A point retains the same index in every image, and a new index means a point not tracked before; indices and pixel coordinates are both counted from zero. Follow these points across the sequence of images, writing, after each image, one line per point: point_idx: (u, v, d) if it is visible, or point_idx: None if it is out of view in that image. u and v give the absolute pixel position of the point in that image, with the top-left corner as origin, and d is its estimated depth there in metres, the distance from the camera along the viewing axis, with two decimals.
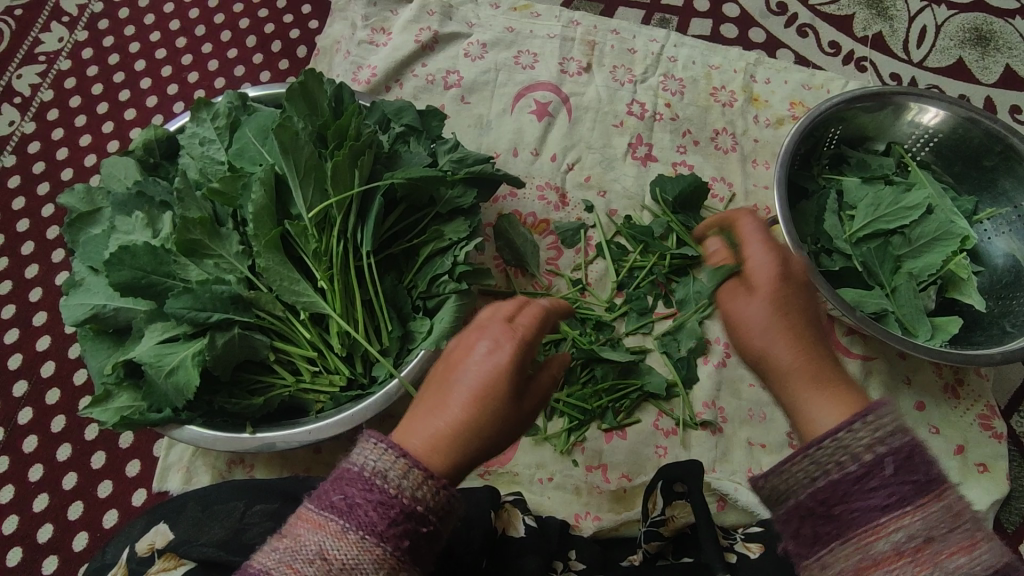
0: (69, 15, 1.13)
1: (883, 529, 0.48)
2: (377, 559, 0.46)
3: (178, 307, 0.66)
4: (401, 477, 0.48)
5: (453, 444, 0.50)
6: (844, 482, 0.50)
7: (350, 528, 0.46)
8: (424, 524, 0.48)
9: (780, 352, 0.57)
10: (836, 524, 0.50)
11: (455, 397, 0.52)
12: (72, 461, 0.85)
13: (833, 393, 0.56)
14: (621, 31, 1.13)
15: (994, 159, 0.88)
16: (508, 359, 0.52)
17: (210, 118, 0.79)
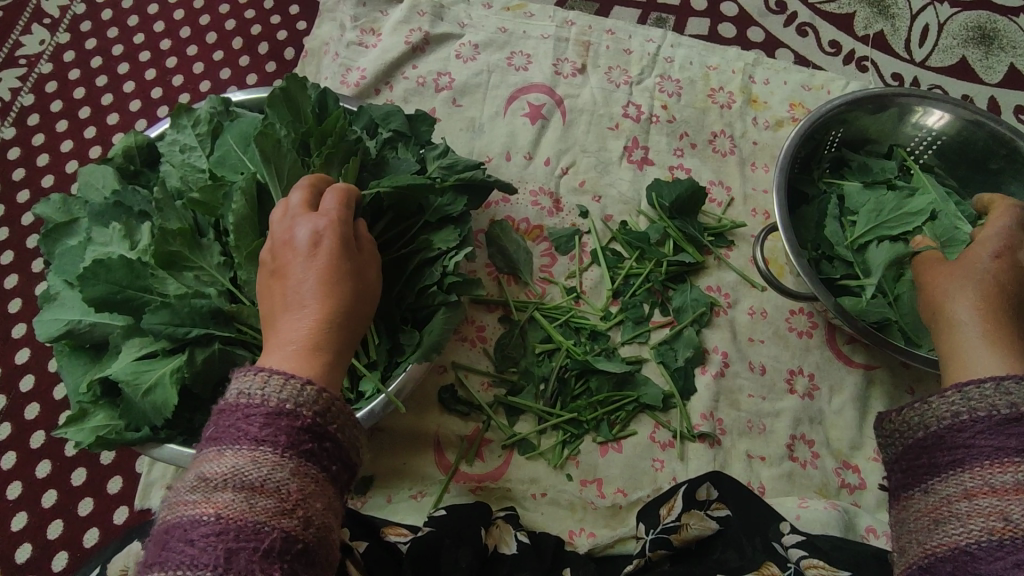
0: (50, 17, 1.11)
1: (1013, 465, 0.50)
2: (256, 460, 0.47)
3: (155, 323, 0.63)
4: (264, 387, 0.49)
5: (319, 334, 0.56)
6: (987, 419, 0.53)
7: (227, 446, 0.47)
8: (297, 418, 0.49)
9: (959, 313, 0.66)
10: (953, 455, 0.53)
11: (305, 293, 0.57)
12: (52, 478, 0.82)
13: (995, 344, 0.62)
14: (616, 31, 1.10)
15: (1000, 162, 0.85)
16: (326, 240, 0.58)
17: (190, 124, 0.76)
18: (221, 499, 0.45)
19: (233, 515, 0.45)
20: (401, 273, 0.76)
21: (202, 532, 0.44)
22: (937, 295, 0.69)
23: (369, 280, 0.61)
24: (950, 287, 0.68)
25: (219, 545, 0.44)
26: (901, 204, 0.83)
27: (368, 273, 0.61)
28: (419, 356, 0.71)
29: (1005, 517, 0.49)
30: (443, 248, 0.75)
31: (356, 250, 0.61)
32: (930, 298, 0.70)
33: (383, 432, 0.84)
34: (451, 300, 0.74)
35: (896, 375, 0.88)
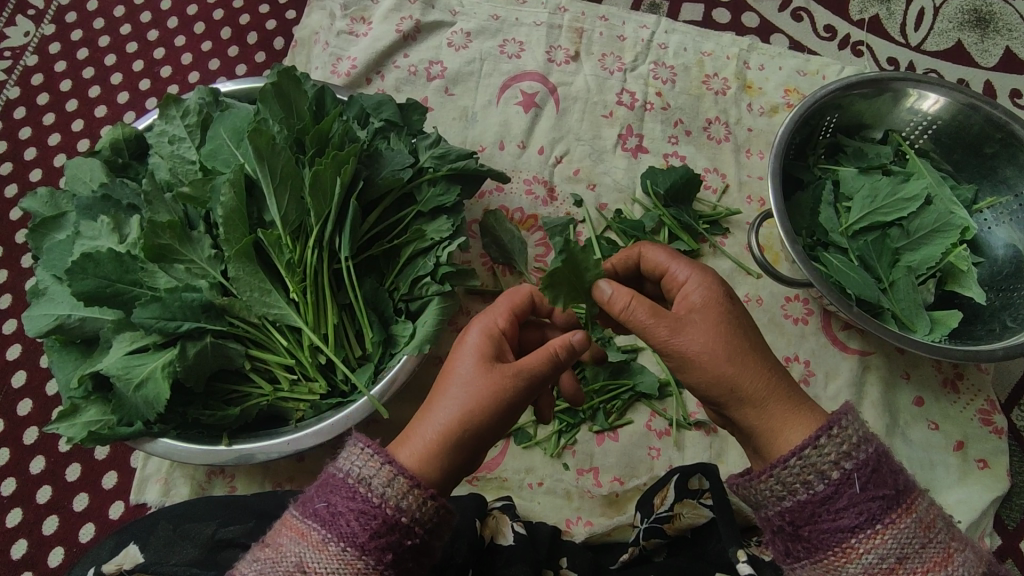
0: (35, 8, 1.09)
1: (855, 551, 0.50)
2: (357, 570, 0.49)
3: (145, 317, 0.63)
4: (385, 485, 0.51)
5: (447, 434, 0.54)
6: (812, 504, 0.52)
7: (332, 538, 0.50)
8: (408, 536, 0.50)
9: (743, 380, 0.57)
10: (807, 544, 0.53)
11: (448, 391, 0.56)
12: (46, 475, 0.82)
13: (782, 401, 0.57)
14: (609, 17, 1.09)
15: (995, 146, 0.85)
16: (482, 350, 0.57)
17: (179, 115, 0.75)
18: None
19: None
20: (397, 264, 0.76)
21: None
22: (701, 363, 0.57)
23: (524, 388, 0.56)
24: (709, 353, 0.56)
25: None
26: (896, 189, 0.83)
27: (523, 380, 0.56)
28: (412, 348, 0.71)
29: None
30: (435, 239, 0.75)
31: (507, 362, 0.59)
32: (697, 368, 0.57)
33: (378, 423, 0.83)
34: (445, 290, 0.74)
35: (891, 361, 0.88)
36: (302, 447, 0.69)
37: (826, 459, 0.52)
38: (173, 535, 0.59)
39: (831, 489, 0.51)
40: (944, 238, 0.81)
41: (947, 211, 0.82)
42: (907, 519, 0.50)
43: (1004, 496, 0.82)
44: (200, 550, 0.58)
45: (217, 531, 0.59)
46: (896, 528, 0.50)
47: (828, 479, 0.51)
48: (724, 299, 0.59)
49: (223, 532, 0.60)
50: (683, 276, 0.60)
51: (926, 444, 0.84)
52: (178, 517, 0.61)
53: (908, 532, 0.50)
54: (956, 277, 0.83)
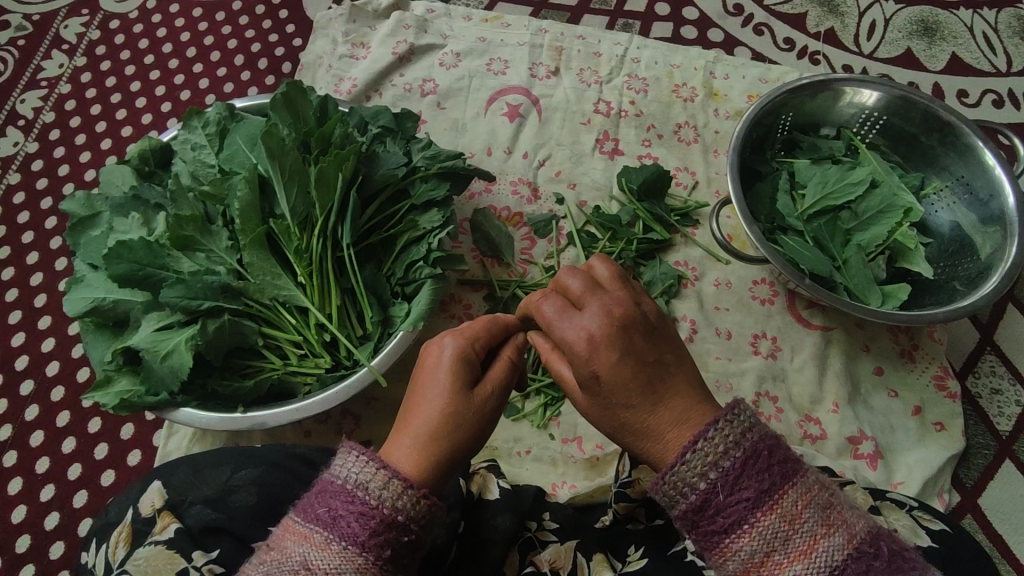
0: (68, 43, 1.21)
1: (729, 550, 0.51)
2: (359, 567, 0.50)
3: (172, 296, 0.71)
4: (382, 487, 0.52)
5: (429, 445, 0.57)
6: (691, 513, 0.52)
7: (335, 539, 0.50)
8: (404, 533, 0.52)
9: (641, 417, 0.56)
10: (698, 547, 0.53)
11: (426, 403, 0.59)
12: (77, 453, 0.90)
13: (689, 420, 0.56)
14: (586, 37, 1.20)
15: (934, 136, 0.94)
16: (454, 362, 0.60)
17: (201, 126, 0.86)
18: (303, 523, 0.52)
19: None
20: (393, 252, 0.85)
21: None
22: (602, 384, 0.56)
23: (495, 400, 0.61)
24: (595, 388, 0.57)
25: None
26: (844, 176, 0.91)
27: (492, 394, 0.61)
28: (407, 324, 0.79)
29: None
30: (427, 228, 0.84)
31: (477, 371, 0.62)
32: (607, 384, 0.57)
33: (377, 401, 0.89)
34: (436, 273, 0.82)
35: (852, 335, 0.95)
36: (312, 413, 0.76)
37: (692, 469, 0.51)
38: (193, 478, 0.65)
39: (701, 500, 0.51)
40: (890, 217, 0.90)
41: (890, 194, 0.90)
42: (769, 517, 0.50)
43: (960, 456, 0.89)
44: (214, 491, 0.64)
45: (231, 476, 0.65)
46: (761, 526, 0.50)
47: (698, 490, 0.51)
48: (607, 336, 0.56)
49: (236, 478, 0.65)
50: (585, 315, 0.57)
51: (888, 410, 0.91)
52: (196, 463, 0.66)
53: (772, 529, 0.49)
54: (906, 255, 0.91)
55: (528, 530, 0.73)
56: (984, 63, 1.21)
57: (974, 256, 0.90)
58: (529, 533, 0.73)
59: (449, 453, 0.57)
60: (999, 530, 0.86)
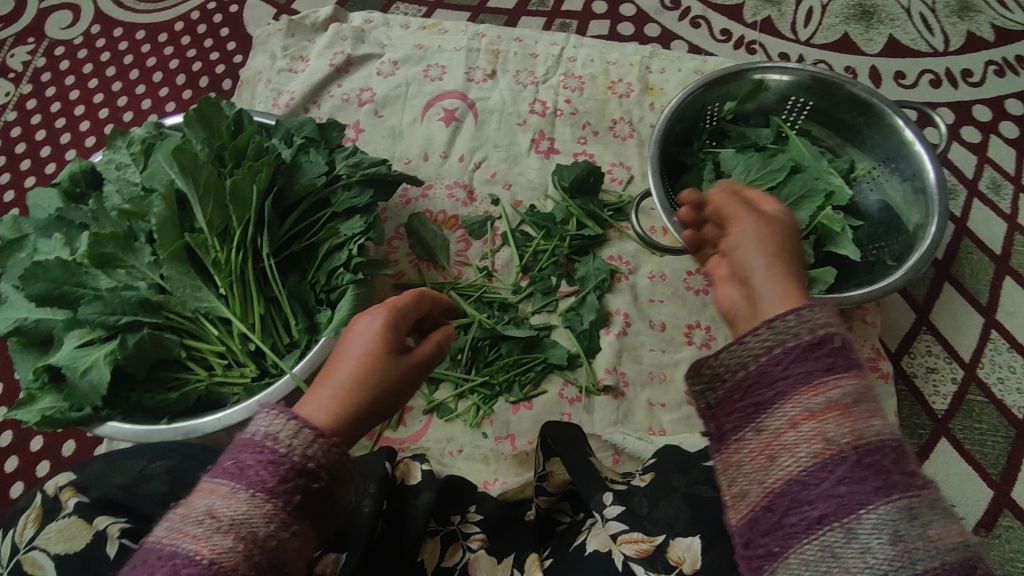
0: (15, 72, 1.23)
1: (824, 386, 0.46)
2: (267, 513, 0.47)
3: (89, 313, 0.73)
4: (292, 436, 0.49)
5: (342, 399, 0.55)
6: (764, 363, 0.48)
7: (243, 487, 0.47)
8: (315, 480, 0.49)
9: (773, 278, 0.56)
10: (753, 399, 0.48)
11: (345, 362, 0.57)
12: (19, 472, 0.91)
13: (790, 294, 0.55)
14: (523, 38, 1.21)
15: (861, 119, 0.95)
16: (381, 326, 0.59)
17: (125, 146, 0.87)
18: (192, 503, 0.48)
19: (226, 564, 0.45)
20: (317, 260, 0.86)
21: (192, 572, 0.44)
22: (744, 266, 0.58)
23: (416, 370, 0.59)
24: (762, 257, 0.58)
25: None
26: (767, 164, 0.92)
27: (415, 363, 0.59)
28: (328, 331, 0.80)
29: (822, 439, 0.44)
30: (349, 235, 0.85)
31: (404, 341, 0.61)
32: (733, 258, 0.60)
33: None
34: (357, 279, 0.83)
35: None
36: (232, 420, 0.76)
37: (807, 313, 0.49)
38: (106, 469, 0.65)
39: (817, 335, 0.47)
40: (810, 203, 0.91)
41: (811, 179, 0.91)
42: (863, 376, 0.47)
43: None
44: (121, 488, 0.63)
45: (144, 467, 0.66)
46: (834, 386, 0.46)
47: (784, 339, 0.48)
48: (778, 226, 0.61)
49: (149, 469, 0.66)
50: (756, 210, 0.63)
51: None
52: (111, 456, 0.67)
53: (845, 391, 0.46)
54: (833, 239, 0.91)
55: (451, 523, 0.72)
56: (921, 44, 1.21)
57: (902, 235, 0.90)
58: (451, 525, 0.72)
59: (367, 411, 0.55)
60: None
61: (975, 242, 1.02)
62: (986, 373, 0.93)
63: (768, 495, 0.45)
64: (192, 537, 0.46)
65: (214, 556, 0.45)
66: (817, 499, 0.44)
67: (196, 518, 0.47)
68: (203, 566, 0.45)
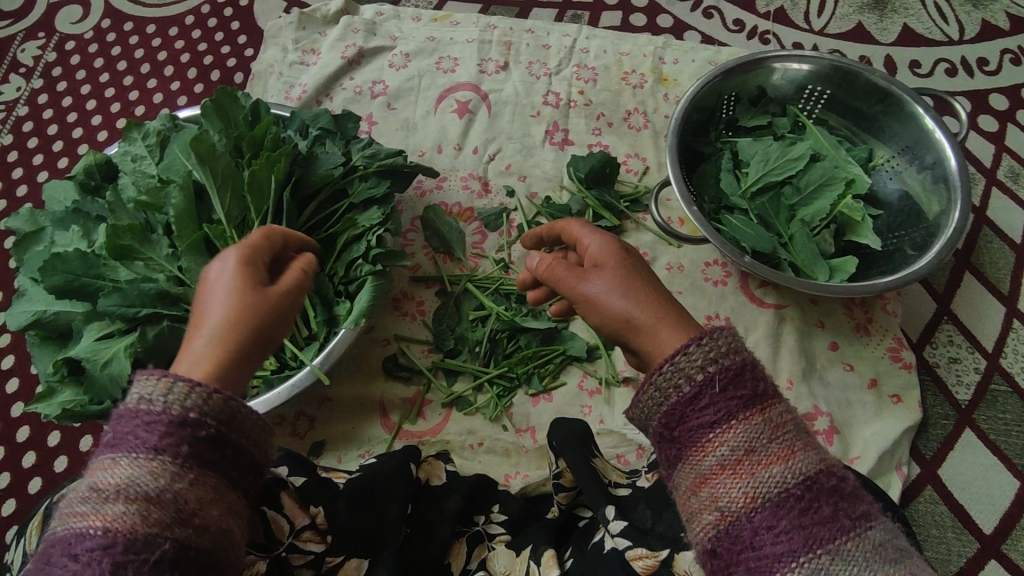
0: (25, 67, 1.23)
1: (712, 444, 0.51)
2: (153, 471, 0.47)
3: (110, 304, 0.73)
4: (165, 394, 0.49)
5: (217, 345, 0.54)
6: (681, 405, 0.52)
7: (123, 455, 0.47)
8: (200, 429, 0.48)
9: (639, 313, 0.58)
10: (678, 445, 0.52)
11: (206, 309, 0.56)
12: (36, 467, 0.91)
13: (675, 329, 0.57)
14: (535, 30, 1.21)
15: (879, 107, 0.94)
16: (234, 267, 0.58)
17: (141, 138, 0.87)
18: (109, 504, 0.45)
19: (121, 529, 0.44)
20: (335, 251, 0.85)
21: (87, 546, 0.44)
22: (605, 305, 0.60)
23: (287, 296, 0.59)
24: (612, 293, 0.60)
25: (106, 560, 0.44)
26: (787, 152, 0.91)
27: (284, 291, 0.59)
28: (348, 322, 0.79)
29: (718, 502, 0.50)
30: (367, 226, 0.84)
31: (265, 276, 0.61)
32: (595, 309, 0.60)
33: (331, 402, 0.91)
34: (376, 269, 0.82)
35: (805, 312, 0.95)
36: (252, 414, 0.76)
37: (690, 361, 0.52)
38: None
39: (695, 390, 0.52)
40: (832, 190, 0.89)
41: (832, 166, 0.90)
42: (757, 418, 0.51)
43: (918, 428, 0.88)
44: None
45: None
46: (748, 424, 0.50)
47: (694, 380, 0.52)
48: (623, 250, 0.63)
49: None
50: (587, 241, 0.65)
51: (844, 385, 0.90)
52: None
53: (757, 428, 0.50)
54: (853, 227, 0.90)
55: (475, 524, 0.73)
56: (936, 32, 1.20)
57: (923, 224, 0.89)
58: (476, 526, 0.72)
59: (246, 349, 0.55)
60: (960, 501, 0.85)
61: (995, 231, 1.01)
62: (1008, 363, 0.93)
63: (705, 542, 0.51)
64: (81, 515, 0.45)
65: (106, 525, 0.45)
66: (749, 546, 0.48)
67: (82, 497, 0.46)
68: (97, 538, 0.44)
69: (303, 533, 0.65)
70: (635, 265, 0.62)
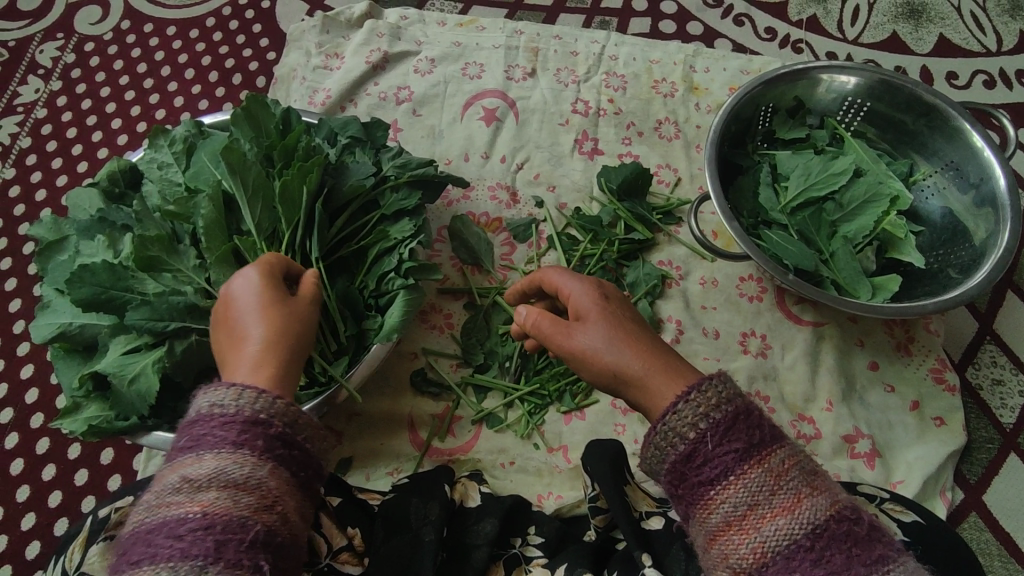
0: (44, 68, 1.21)
1: (713, 502, 0.50)
2: (238, 461, 0.49)
3: (137, 318, 0.70)
4: (236, 399, 0.51)
5: (267, 356, 0.56)
6: (679, 464, 0.52)
7: (206, 448, 0.49)
8: (271, 427, 0.51)
9: (628, 366, 0.57)
10: (683, 503, 0.52)
11: (246, 325, 0.58)
12: (57, 480, 0.90)
13: (669, 377, 0.56)
14: (563, 36, 1.18)
15: (921, 121, 0.92)
16: (258, 287, 0.61)
17: (167, 144, 0.84)
18: (204, 498, 0.47)
19: (218, 512, 0.46)
20: (366, 263, 0.83)
21: (188, 527, 0.46)
22: (595, 360, 0.58)
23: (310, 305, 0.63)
24: (599, 345, 0.58)
25: (208, 538, 0.45)
26: (828, 167, 0.89)
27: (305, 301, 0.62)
28: (381, 338, 0.77)
29: (729, 561, 0.49)
30: (399, 238, 0.82)
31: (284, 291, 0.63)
32: (588, 364, 0.59)
33: (359, 417, 0.88)
34: (408, 284, 0.80)
35: (844, 330, 0.92)
36: None
37: (680, 418, 0.52)
38: None
39: (690, 447, 0.51)
40: (875, 207, 0.87)
41: (876, 181, 0.88)
42: (755, 470, 0.49)
43: (961, 453, 0.86)
44: None
45: None
46: (747, 478, 0.49)
47: (687, 439, 0.51)
48: (605, 296, 0.61)
49: None
50: (567, 287, 0.63)
51: (885, 406, 0.88)
52: None
53: (758, 481, 0.49)
54: (895, 244, 0.88)
55: (511, 546, 0.70)
56: (973, 43, 1.18)
57: (968, 243, 0.87)
58: (512, 549, 0.69)
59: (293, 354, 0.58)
60: (1005, 528, 0.83)
61: None
62: None
63: None
64: (177, 503, 0.47)
65: (204, 509, 0.46)
66: None
67: (172, 488, 0.48)
68: (196, 520, 0.46)
69: (340, 554, 0.63)
70: (619, 311, 0.60)
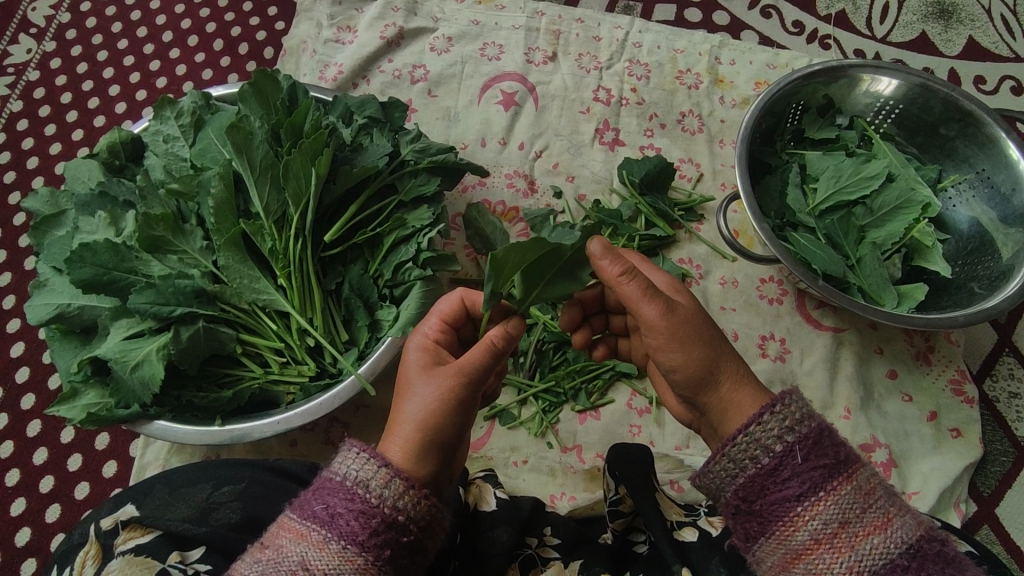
0: (36, 27, 1.14)
1: (801, 518, 0.50)
2: (357, 567, 0.48)
3: (141, 302, 0.66)
4: (383, 486, 0.50)
5: (418, 440, 0.54)
6: (760, 478, 0.52)
7: (332, 535, 0.49)
8: (404, 534, 0.50)
9: (713, 364, 0.58)
10: (760, 519, 0.52)
11: (410, 392, 0.57)
12: (49, 465, 0.87)
13: (751, 386, 0.59)
14: (585, 19, 1.13)
15: (953, 128, 0.90)
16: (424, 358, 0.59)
17: (174, 116, 0.79)
18: None
19: None
20: (381, 252, 0.79)
21: None
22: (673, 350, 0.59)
23: (471, 380, 0.56)
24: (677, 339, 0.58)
25: None
26: (859, 169, 0.87)
27: (469, 372, 0.56)
28: (395, 330, 0.73)
29: None
30: (417, 226, 0.78)
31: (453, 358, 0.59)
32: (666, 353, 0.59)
33: (367, 408, 0.86)
34: (426, 275, 0.77)
35: (865, 336, 0.91)
36: (292, 427, 0.71)
37: (768, 431, 0.52)
38: (169, 497, 0.65)
39: (776, 461, 0.52)
40: (906, 214, 0.85)
41: (908, 187, 0.86)
42: (845, 486, 0.50)
43: (977, 465, 0.86)
44: (194, 510, 0.64)
45: (212, 493, 0.65)
46: (837, 495, 0.50)
47: (773, 452, 0.52)
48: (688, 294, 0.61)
49: (217, 495, 0.65)
50: None
51: (902, 415, 0.87)
52: (174, 481, 0.66)
53: (848, 499, 0.50)
54: (922, 253, 0.86)
55: (527, 547, 0.68)
56: (1002, 47, 1.15)
57: (994, 256, 0.85)
58: (528, 550, 0.67)
59: (443, 436, 0.55)
60: (1015, 540, 0.84)
61: None
62: None
63: None
64: None
65: None
66: None
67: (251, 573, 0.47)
68: None
69: None
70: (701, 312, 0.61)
